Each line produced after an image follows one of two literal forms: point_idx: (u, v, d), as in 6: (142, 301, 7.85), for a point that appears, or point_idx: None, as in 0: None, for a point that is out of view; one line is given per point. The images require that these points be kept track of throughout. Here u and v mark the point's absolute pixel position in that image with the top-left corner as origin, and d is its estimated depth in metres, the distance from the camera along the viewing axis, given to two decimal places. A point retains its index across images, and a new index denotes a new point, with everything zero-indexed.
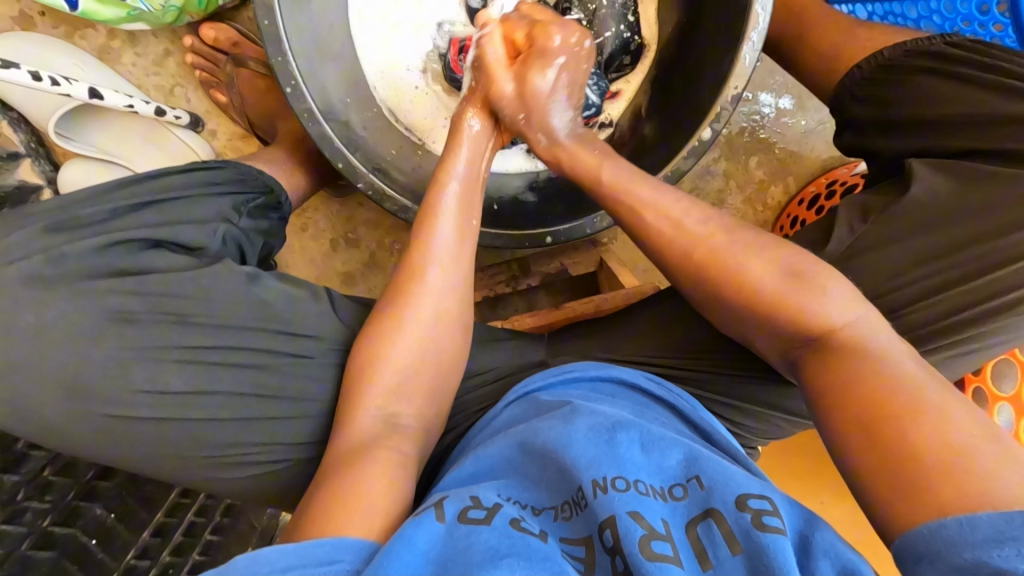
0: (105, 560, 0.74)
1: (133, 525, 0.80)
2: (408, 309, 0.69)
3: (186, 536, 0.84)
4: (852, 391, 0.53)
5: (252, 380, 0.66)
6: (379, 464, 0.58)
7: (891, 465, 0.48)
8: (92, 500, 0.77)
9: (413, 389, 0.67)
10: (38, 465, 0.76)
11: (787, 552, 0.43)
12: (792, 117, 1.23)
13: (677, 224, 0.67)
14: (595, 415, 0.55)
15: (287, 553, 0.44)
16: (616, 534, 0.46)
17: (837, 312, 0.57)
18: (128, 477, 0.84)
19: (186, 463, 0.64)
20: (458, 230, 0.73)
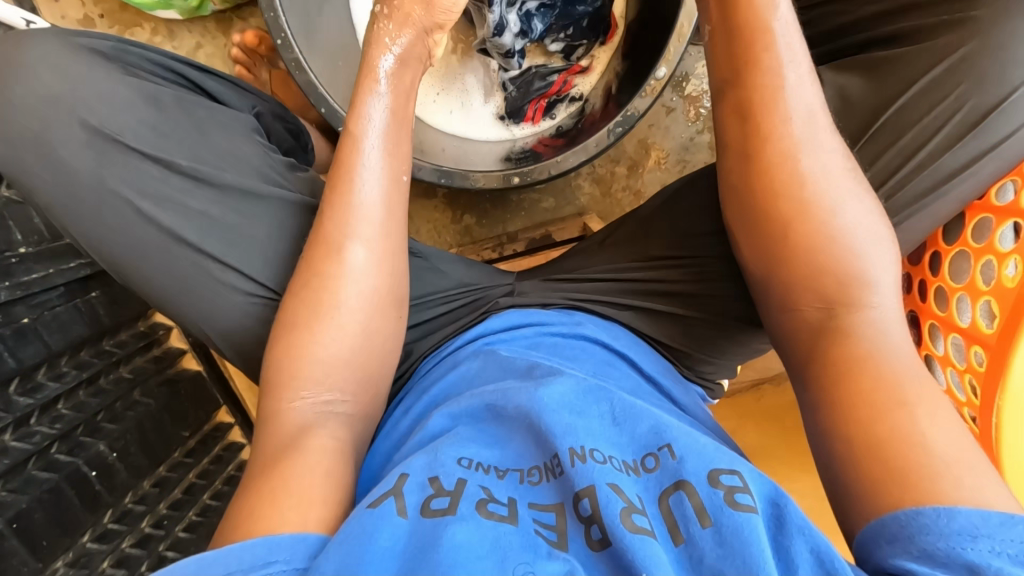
0: (101, 493, 0.78)
1: (115, 483, 0.80)
2: (327, 297, 0.58)
3: (184, 493, 0.91)
4: (842, 355, 0.48)
5: (248, 232, 0.62)
6: (315, 453, 0.50)
7: (873, 423, 0.43)
8: (98, 437, 0.80)
9: (332, 374, 0.56)
10: (53, 393, 0.75)
11: (758, 532, 0.41)
12: None
13: (792, 107, 0.53)
14: (565, 380, 0.53)
15: (212, 561, 0.40)
16: (594, 504, 0.43)
17: (885, 299, 0.50)
18: (135, 423, 0.86)
19: (175, 279, 0.61)
20: (386, 187, 0.61)
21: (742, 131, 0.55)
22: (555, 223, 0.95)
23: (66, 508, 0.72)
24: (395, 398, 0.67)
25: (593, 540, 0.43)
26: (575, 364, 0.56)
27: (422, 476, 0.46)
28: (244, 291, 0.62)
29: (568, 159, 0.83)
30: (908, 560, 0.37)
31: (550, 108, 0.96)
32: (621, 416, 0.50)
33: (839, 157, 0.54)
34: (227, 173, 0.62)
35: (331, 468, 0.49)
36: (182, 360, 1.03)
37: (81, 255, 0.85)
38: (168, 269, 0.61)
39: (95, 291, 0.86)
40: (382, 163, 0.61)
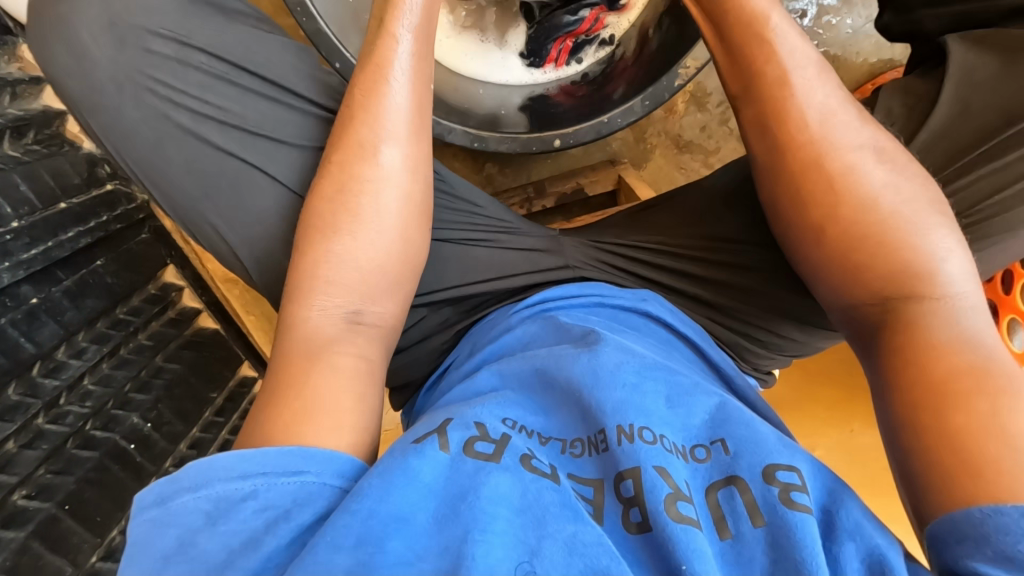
0: (144, 464, 0.79)
1: (152, 453, 0.81)
2: (347, 196, 0.48)
3: (221, 451, 0.93)
4: (903, 350, 0.39)
5: (271, 139, 0.57)
6: (337, 377, 0.41)
7: (950, 411, 0.36)
8: (129, 409, 0.79)
9: (366, 287, 0.46)
10: (78, 373, 0.73)
11: (813, 536, 0.32)
12: (835, 15, 0.93)
13: (778, 75, 0.46)
14: (627, 347, 0.42)
15: (243, 460, 0.34)
16: (637, 487, 0.34)
17: (941, 267, 0.41)
18: (162, 390, 0.85)
19: (197, 193, 0.57)
20: (416, 92, 0.50)
21: (761, 119, 0.47)
22: (585, 172, 0.88)
23: (111, 483, 0.74)
24: (441, 368, 0.56)
25: (630, 523, 0.34)
26: (634, 335, 0.47)
27: (468, 417, 0.38)
28: (268, 200, 0.57)
29: (615, 121, 0.79)
30: (983, 563, 0.31)
31: (578, 50, 0.89)
32: (677, 392, 0.39)
33: (862, 136, 0.45)
34: (253, 72, 0.58)
35: (355, 401, 0.40)
36: (199, 320, 0.99)
37: (80, 222, 0.78)
38: (186, 166, 0.56)
39: (100, 261, 0.81)
40: (410, 73, 0.49)
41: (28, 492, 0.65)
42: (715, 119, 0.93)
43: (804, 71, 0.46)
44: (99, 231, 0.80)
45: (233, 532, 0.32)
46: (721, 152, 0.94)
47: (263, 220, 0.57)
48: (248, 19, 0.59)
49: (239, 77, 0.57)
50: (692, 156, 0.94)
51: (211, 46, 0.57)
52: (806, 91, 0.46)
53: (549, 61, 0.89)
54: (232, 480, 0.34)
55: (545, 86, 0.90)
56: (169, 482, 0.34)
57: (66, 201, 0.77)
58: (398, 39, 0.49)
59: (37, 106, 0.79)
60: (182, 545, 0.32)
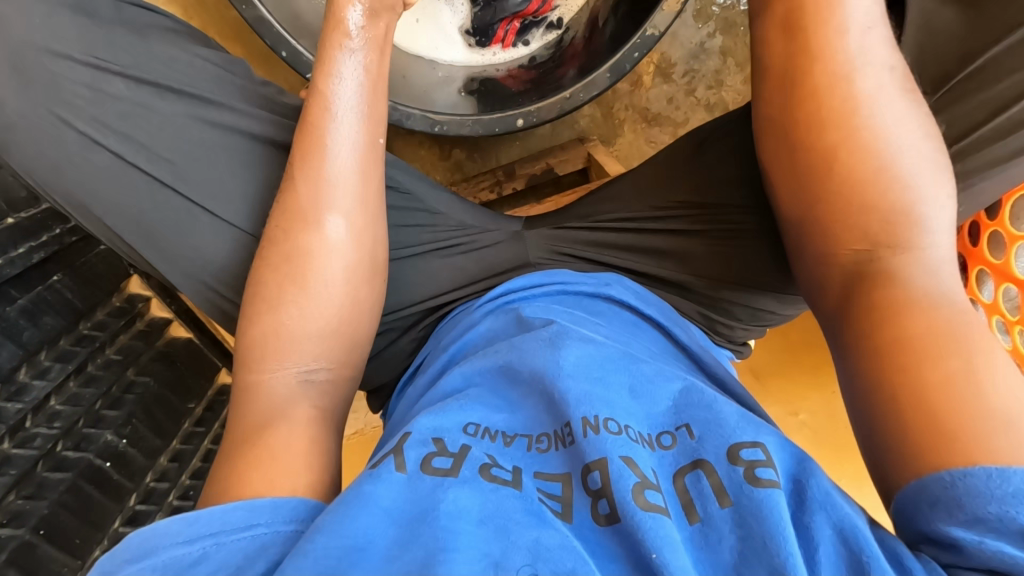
0: (122, 481, 0.77)
1: (129, 470, 0.79)
2: (288, 261, 0.47)
3: (203, 461, 0.90)
4: (889, 302, 0.39)
5: (207, 166, 0.55)
6: (288, 435, 0.40)
7: (935, 364, 0.35)
8: (102, 427, 0.77)
9: (313, 346, 0.46)
10: (43, 394, 0.71)
11: (782, 510, 0.31)
12: None
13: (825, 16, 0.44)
14: (588, 339, 0.42)
15: (188, 524, 0.33)
16: (604, 478, 0.33)
17: (933, 228, 0.41)
18: (135, 405, 0.83)
19: (141, 232, 0.56)
20: (362, 151, 0.49)
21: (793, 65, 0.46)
22: (554, 152, 0.87)
23: (88, 503, 0.72)
24: (413, 366, 0.54)
25: (599, 515, 0.33)
26: (596, 323, 0.46)
27: (427, 431, 0.37)
28: (205, 226, 0.55)
29: (578, 96, 0.77)
30: (954, 526, 0.31)
31: (525, 31, 0.88)
32: (641, 381, 0.39)
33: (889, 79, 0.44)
34: (176, 92, 0.56)
35: (303, 458, 0.39)
36: (170, 330, 0.96)
37: (30, 237, 0.74)
38: (115, 200, 0.55)
39: (57, 275, 0.77)
40: (354, 126, 0.48)
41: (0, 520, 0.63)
42: (682, 90, 0.92)
43: (866, 33, 0.44)
44: (54, 245, 0.76)
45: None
46: (690, 124, 0.92)
47: (202, 249, 0.55)
48: (167, 30, 0.57)
49: (164, 102, 0.56)
50: (661, 129, 0.93)
51: (128, 68, 0.55)
52: (854, 41, 0.44)
53: (496, 41, 0.88)
54: (180, 545, 0.33)
55: (496, 67, 0.88)
56: (111, 558, 0.34)
57: (14, 215, 0.73)
58: (352, 53, 0.49)
59: None
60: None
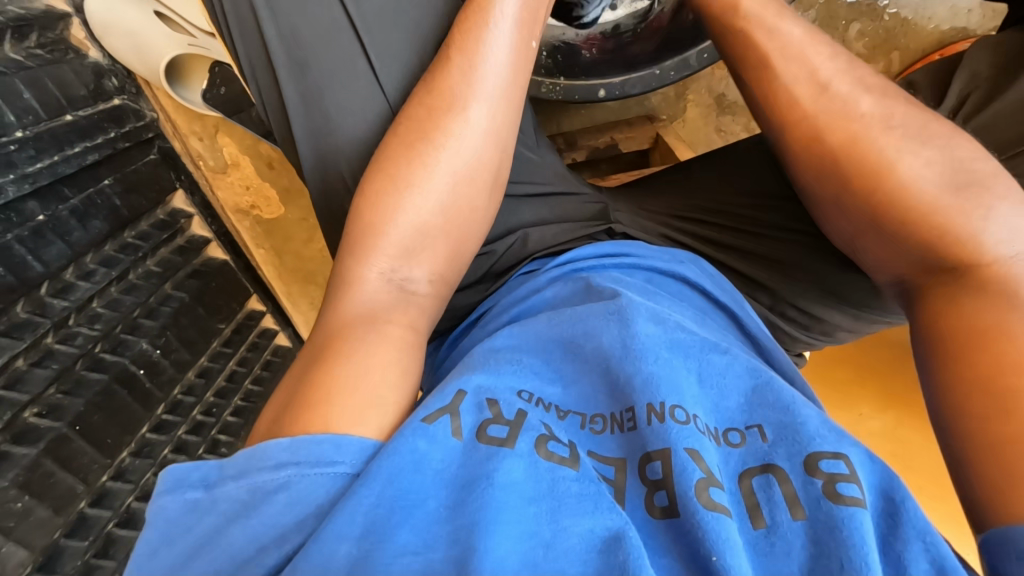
0: (152, 390, 0.80)
1: (161, 380, 0.81)
2: (421, 142, 0.47)
3: (228, 381, 0.93)
4: (957, 327, 0.36)
5: (386, 30, 0.53)
6: (383, 345, 0.40)
7: (1010, 412, 0.32)
8: (138, 335, 0.78)
9: (423, 252, 0.46)
10: (86, 295, 0.72)
11: (866, 530, 0.30)
12: None
13: (792, 73, 0.44)
14: (659, 316, 0.40)
15: (282, 449, 0.33)
16: (667, 469, 0.33)
17: (1001, 234, 0.37)
18: (172, 318, 0.84)
19: (290, 48, 0.52)
20: (517, 48, 0.48)
21: (790, 118, 0.45)
22: (620, 127, 0.84)
23: (119, 407, 0.74)
24: (473, 316, 0.53)
25: (655, 506, 0.33)
26: (668, 303, 0.45)
27: (481, 393, 0.36)
28: (359, 89, 0.52)
29: (668, 74, 0.76)
30: None
31: None
32: (710, 373, 0.38)
33: (877, 113, 0.42)
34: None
35: (402, 373, 0.39)
36: (208, 249, 0.96)
37: (86, 137, 0.74)
38: (289, 25, 0.52)
39: (108, 180, 0.77)
40: (513, 30, 0.48)
41: (39, 410, 0.66)
42: None
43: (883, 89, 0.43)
44: (106, 148, 0.76)
45: (261, 527, 0.31)
46: None
47: (343, 110, 0.52)
48: None
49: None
50: (733, 118, 0.89)
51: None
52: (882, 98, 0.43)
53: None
54: (267, 470, 0.33)
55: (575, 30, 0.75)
56: (216, 467, 0.34)
57: (71, 113, 0.73)
58: None
59: (39, 5, 0.73)
60: (210, 539, 0.32)
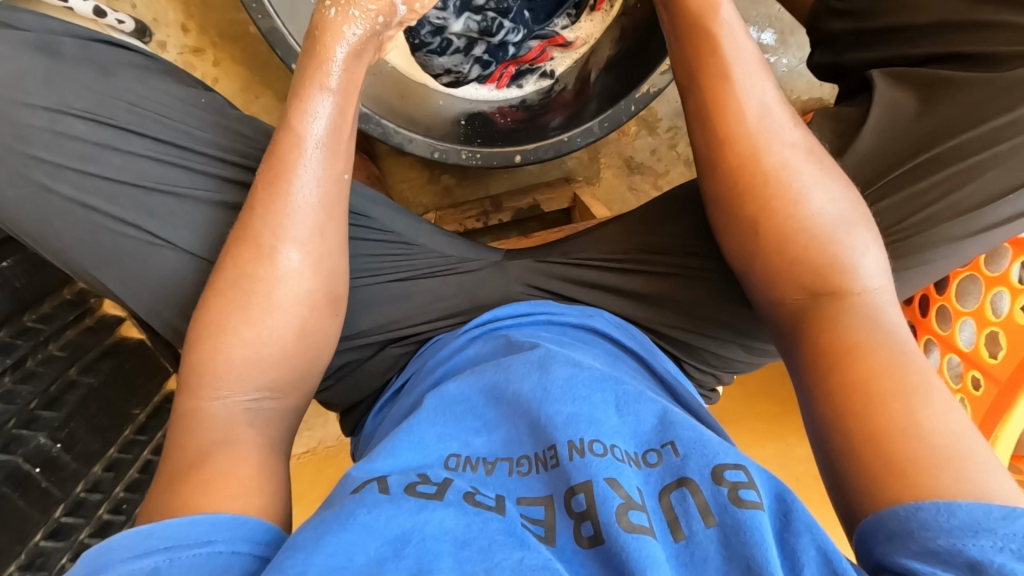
0: (50, 489, 0.72)
1: (60, 478, 0.73)
2: (255, 290, 0.47)
3: (141, 473, 0.85)
4: (826, 340, 0.41)
5: (179, 203, 0.56)
6: (236, 462, 0.40)
7: (880, 406, 0.37)
8: (36, 428, 0.71)
9: (258, 375, 0.45)
10: None
11: (765, 530, 0.33)
12: (774, 54, 1.02)
13: (740, 101, 0.48)
14: (572, 357, 0.43)
15: (144, 537, 0.34)
16: (590, 500, 0.34)
17: (868, 270, 0.43)
18: (77, 407, 0.77)
19: (110, 258, 0.55)
20: (326, 184, 0.49)
21: (729, 132, 0.48)
22: (542, 189, 0.91)
23: (8, 513, 0.66)
24: (394, 387, 0.57)
25: (582, 537, 0.34)
26: (583, 348, 0.48)
27: (409, 468, 0.37)
28: (180, 261, 0.55)
29: (574, 140, 0.81)
30: (910, 557, 0.32)
31: (520, 77, 0.89)
32: (625, 403, 0.40)
33: (800, 144, 0.48)
34: (143, 133, 0.56)
35: (253, 479, 0.39)
36: (122, 328, 0.88)
37: None
38: (89, 243, 0.54)
39: (7, 262, 0.72)
40: (320, 158, 0.49)
41: None
42: (664, 144, 0.97)
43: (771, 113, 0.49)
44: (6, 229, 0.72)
45: None
46: (670, 175, 0.98)
47: (172, 278, 0.55)
48: (133, 67, 0.57)
49: (129, 142, 0.55)
50: (642, 178, 0.98)
51: (91, 111, 0.55)
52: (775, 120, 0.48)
53: (491, 80, 0.89)
54: (136, 561, 0.33)
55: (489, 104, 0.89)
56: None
57: None
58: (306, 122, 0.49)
59: None
60: None
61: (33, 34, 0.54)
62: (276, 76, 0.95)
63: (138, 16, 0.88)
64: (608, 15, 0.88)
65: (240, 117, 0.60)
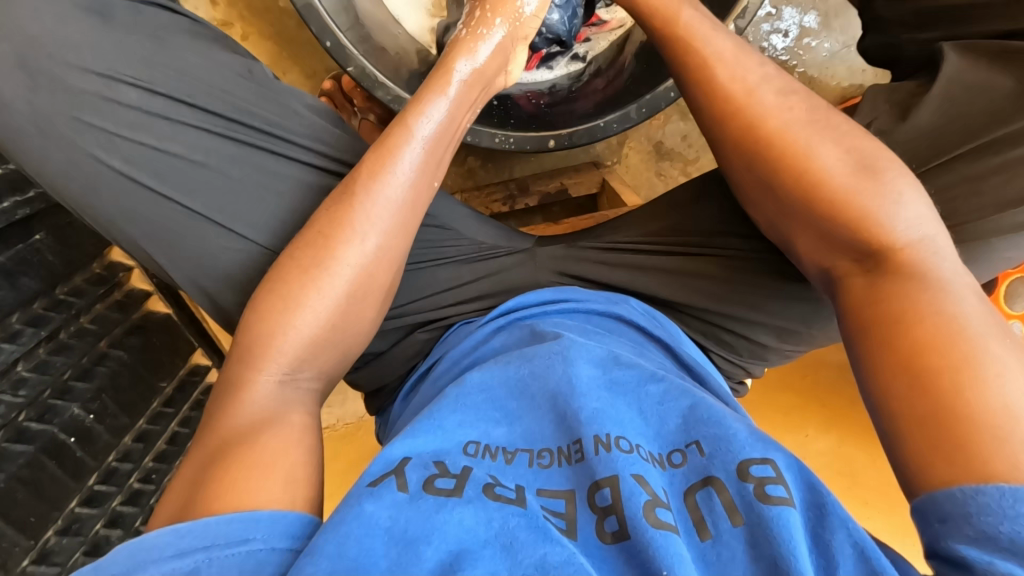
0: (84, 459, 0.74)
1: (93, 448, 0.75)
2: (350, 223, 0.48)
3: (168, 444, 0.87)
4: (877, 308, 0.40)
5: (224, 180, 0.55)
6: (283, 440, 0.41)
7: (928, 368, 0.36)
8: (70, 399, 0.73)
9: (342, 313, 0.48)
10: (12, 360, 0.67)
11: (794, 528, 0.33)
12: (815, 38, 0.98)
13: (731, 74, 0.48)
14: (596, 352, 0.43)
15: (178, 537, 0.34)
16: (615, 495, 0.34)
17: (904, 221, 0.41)
18: (108, 379, 0.78)
19: (150, 227, 0.54)
20: (441, 133, 0.51)
21: (724, 114, 0.48)
22: (569, 173, 0.89)
23: (46, 480, 0.69)
24: (422, 368, 0.57)
25: (606, 533, 0.34)
26: (610, 339, 0.47)
27: (427, 455, 0.37)
28: (220, 236, 0.55)
29: (611, 126, 0.79)
30: (968, 544, 0.31)
31: (550, 58, 0.87)
32: (649, 404, 0.40)
33: (807, 115, 0.45)
34: (193, 103, 0.54)
35: (301, 462, 0.40)
36: (148, 303, 0.90)
37: (16, 190, 0.68)
38: (131, 213, 0.54)
39: (40, 235, 0.72)
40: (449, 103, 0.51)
41: None
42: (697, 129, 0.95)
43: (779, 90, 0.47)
44: (41, 201, 0.71)
45: None
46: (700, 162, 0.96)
47: (211, 253, 0.55)
48: (186, 34, 0.56)
49: (179, 112, 0.54)
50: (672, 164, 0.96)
51: (141, 79, 0.53)
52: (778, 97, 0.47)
53: (520, 62, 0.84)
54: (167, 561, 0.33)
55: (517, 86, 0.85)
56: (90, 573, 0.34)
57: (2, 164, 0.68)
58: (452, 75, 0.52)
59: None
60: None
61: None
62: (304, 52, 0.93)
63: None
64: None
65: (285, 88, 0.59)
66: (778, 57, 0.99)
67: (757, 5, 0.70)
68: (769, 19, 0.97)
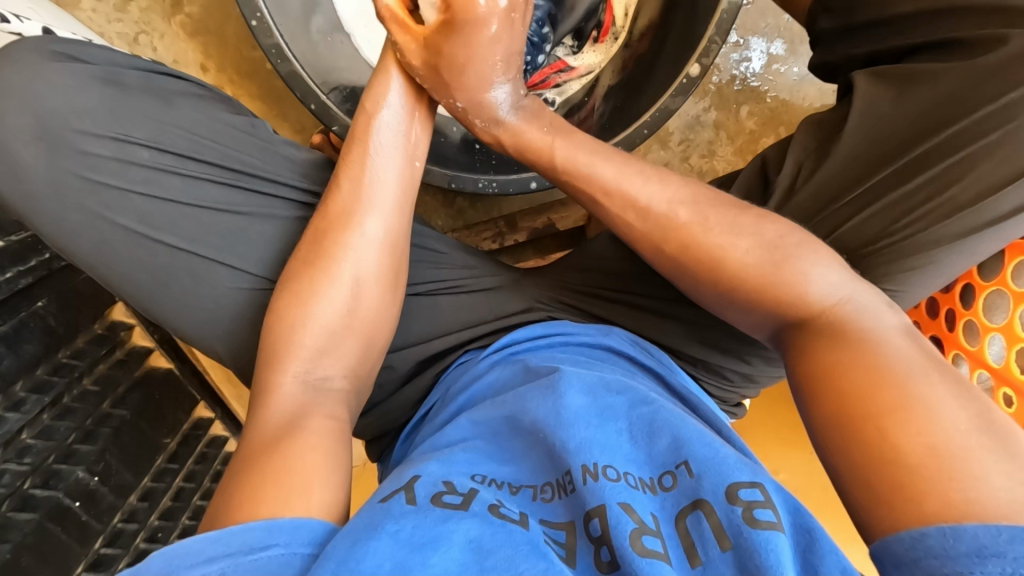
0: (89, 522, 0.74)
1: (99, 510, 0.75)
2: (322, 261, 0.51)
3: (174, 500, 0.86)
4: (808, 370, 0.41)
5: (227, 228, 0.58)
6: (311, 441, 0.41)
7: (865, 426, 0.37)
8: (74, 463, 0.74)
9: (334, 353, 0.48)
10: (17, 427, 0.67)
11: (781, 553, 0.33)
12: (784, 63, 1.01)
13: (623, 206, 0.51)
14: (587, 383, 0.44)
15: (214, 540, 0.33)
16: (604, 525, 0.35)
17: (821, 288, 0.43)
18: (112, 439, 0.79)
19: (164, 278, 0.57)
20: (399, 173, 0.54)
21: (642, 230, 0.50)
22: (555, 207, 0.91)
23: (51, 547, 0.69)
24: (421, 411, 0.57)
25: (601, 562, 0.35)
26: (599, 368, 0.49)
27: (435, 475, 0.38)
28: (228, 283, 0.58)
29: None
30: None
31: None
32: (641, 427, 0.41)
33: (710, 209, 0.49)
34: (200, 158, 0.57)
35: (327, 461, 0.40)
36: (151, 358, 0.91)
37: (19, 261, 0.71)
38: (145, 266, 0.57)
39: (42, 300, 0.74)
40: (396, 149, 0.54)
41: None
42: None
43: (681, 202, 0.50)
44: (42, 269, 0.74)
45: None
46: None
47: (219, 301, 0.58)
48: (193, 97, 0.60)
49: (187, 167, 0.57)
50: None
51: (151, 139, 0.56)
52: (673, 210, 0.50)
53: None
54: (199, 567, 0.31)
55: None
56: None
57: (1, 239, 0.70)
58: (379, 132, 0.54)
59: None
60: None
61: (96, 67, 0.55)
62: (291, 109, 0.97)
63: (159, 60, 0.91)
64: (610, 48, 0.90)
65: (284, 141, 0.62)
66: (750, 83, 1.02)
67: (720, 42, 0.73)
68: (738, 49, 1.01)
